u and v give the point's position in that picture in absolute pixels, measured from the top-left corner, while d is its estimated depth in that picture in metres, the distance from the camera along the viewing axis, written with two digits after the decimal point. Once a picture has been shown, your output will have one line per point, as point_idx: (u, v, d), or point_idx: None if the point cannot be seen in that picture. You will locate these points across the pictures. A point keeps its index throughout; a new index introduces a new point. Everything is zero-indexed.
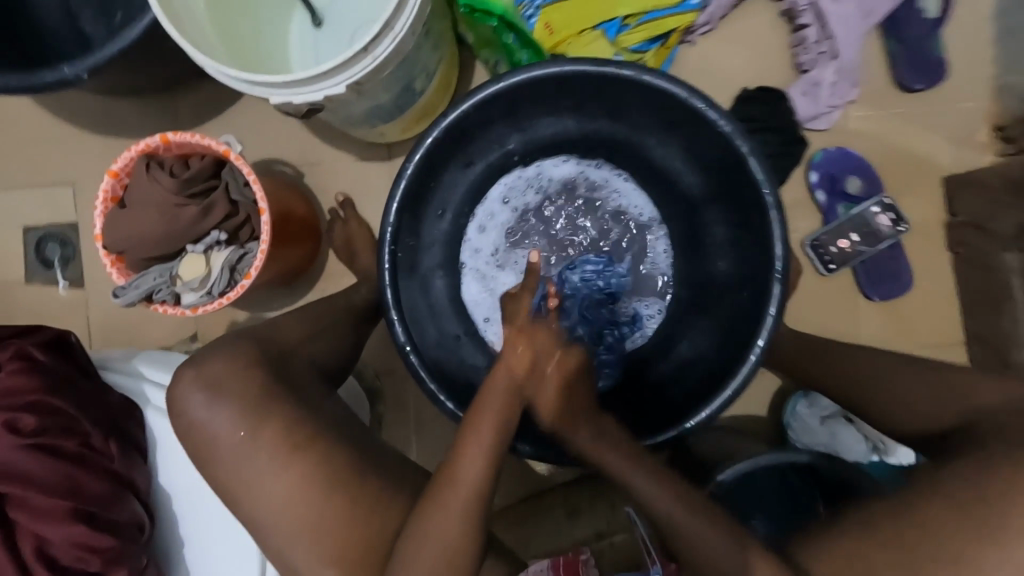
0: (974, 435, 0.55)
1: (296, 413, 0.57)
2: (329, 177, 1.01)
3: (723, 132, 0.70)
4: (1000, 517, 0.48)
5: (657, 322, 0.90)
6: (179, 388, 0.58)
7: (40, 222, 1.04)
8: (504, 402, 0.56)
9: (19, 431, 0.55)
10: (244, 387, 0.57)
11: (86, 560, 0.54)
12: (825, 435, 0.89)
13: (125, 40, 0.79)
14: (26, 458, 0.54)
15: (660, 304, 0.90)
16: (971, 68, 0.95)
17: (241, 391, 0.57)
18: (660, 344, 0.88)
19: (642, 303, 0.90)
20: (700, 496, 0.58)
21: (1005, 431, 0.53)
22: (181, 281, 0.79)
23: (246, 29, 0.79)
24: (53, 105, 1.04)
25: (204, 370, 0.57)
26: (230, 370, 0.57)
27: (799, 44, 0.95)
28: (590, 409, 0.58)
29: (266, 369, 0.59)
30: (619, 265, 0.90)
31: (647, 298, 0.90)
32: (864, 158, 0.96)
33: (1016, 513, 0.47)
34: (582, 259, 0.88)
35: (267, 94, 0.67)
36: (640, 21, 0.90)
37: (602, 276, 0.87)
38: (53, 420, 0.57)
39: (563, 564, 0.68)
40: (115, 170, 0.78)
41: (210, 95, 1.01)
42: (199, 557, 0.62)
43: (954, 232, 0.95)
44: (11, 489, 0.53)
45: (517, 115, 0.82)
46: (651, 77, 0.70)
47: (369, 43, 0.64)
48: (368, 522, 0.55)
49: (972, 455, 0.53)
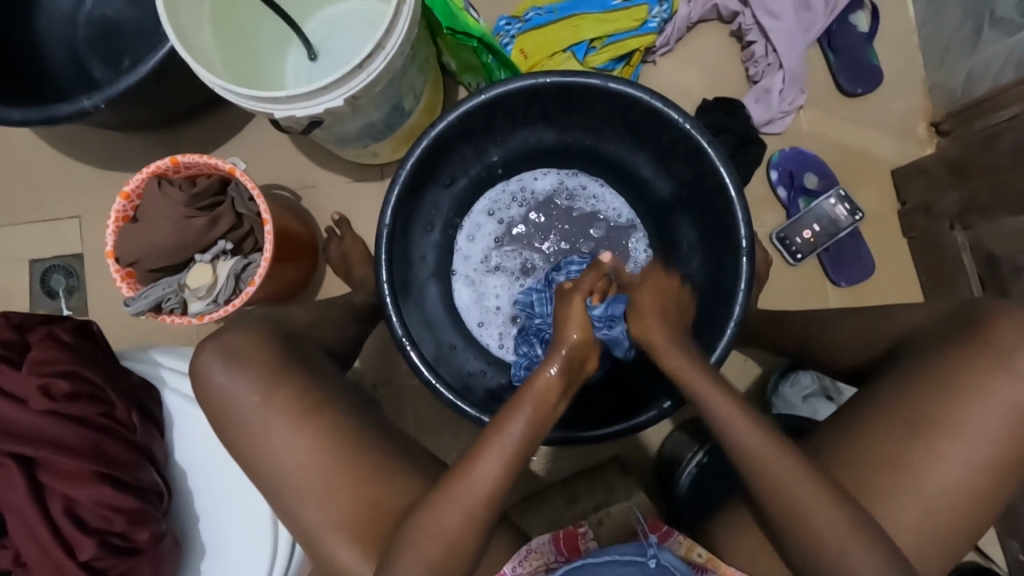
0: (914, 360, 0.62)
1: (306, 381, 0.61)
2: (325, 198, 1.07)
3: (684, 130, 0.78)
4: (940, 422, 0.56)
5: None
6: (202, 358, 0.61)
7: (44, 254, 1.08)
8: None
9: (50, 396, 0.59)
10: (259, 358, 0.61)
11: (110, 520, 0.58)
12: (807, 411, 0.93)
13: (138, 74, 0.87)
14: (56, 423, 0.58)
15: None
16: (901, 74, 1.07)
17: (255, 364, 0.60)
18: None
19: None
20: None
21: (952, 366, 0.59)
22: (188, 290, 0.84)
23: (249, 59, 0.87)
24: (62, 144, 1.10)
25: (223, 342, 0.61)
26: (246, 348, 0.61)
27: (748, 59, 1.05)
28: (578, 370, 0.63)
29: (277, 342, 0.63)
30: None
31: None
32: (817, 156, 1.05)
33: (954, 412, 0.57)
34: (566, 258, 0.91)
35: (273, 109, 0.74)
36: (605, 43, 1.00)
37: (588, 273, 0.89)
38: (81, 389, 0.61)
39: (563, 537, 0.65)
40: (127, 192, 0.83)
41: (212, 128, 1.09)
42: (214, 526, 0.67)
43: (906, 218, 1.04)
44: (41, 453, 0.57)
45: (499, 128, 0.88)
46: (616, 84, 0.78)
47: (364, 60, 0.73)
48: (380, 487, 0.58)
49: (926, 387, 0.58)
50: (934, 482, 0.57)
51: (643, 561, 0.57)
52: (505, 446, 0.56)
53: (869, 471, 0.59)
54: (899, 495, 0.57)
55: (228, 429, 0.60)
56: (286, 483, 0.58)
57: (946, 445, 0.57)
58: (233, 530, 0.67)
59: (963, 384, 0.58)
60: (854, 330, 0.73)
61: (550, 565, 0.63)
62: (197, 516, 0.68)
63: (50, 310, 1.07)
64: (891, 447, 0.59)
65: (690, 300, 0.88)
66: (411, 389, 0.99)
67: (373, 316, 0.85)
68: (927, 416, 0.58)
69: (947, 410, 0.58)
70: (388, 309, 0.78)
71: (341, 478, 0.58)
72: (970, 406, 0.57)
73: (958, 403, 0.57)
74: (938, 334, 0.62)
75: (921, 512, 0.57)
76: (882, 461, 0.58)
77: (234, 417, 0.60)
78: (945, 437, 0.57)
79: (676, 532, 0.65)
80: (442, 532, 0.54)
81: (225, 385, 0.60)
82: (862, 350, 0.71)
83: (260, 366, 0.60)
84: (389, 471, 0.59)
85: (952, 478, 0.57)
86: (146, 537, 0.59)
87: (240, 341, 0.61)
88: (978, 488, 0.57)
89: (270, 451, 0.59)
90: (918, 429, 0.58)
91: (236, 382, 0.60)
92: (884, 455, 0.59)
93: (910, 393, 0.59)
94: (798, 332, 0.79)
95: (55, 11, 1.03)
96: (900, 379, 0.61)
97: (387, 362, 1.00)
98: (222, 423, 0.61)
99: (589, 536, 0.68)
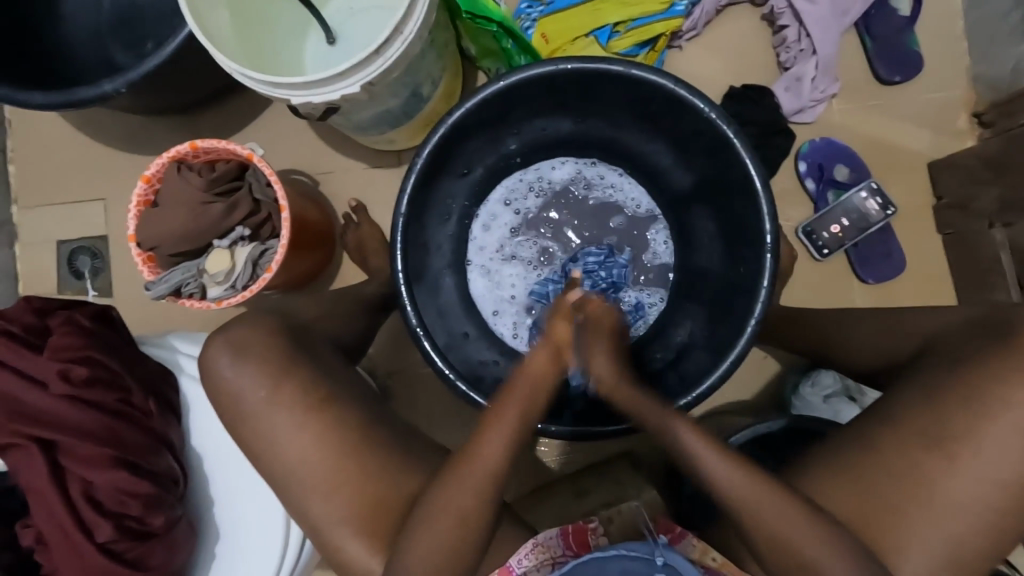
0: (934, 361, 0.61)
1: (312, 377, 0.61)
2: (342, 185, 1.07)
3: (708, 120, 0.75)
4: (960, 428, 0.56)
5: (659, 308, 0.93)
6: (209, 352, 0.62)
7: (71, 236, 1.10)
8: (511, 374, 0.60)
9: (69, 381, 0.60)
10: (266, 352, 0.61)
11: (127, 504, 0.59)
12: (828, 411, 0.90)
13: (158, 57, 0.87)
14: (74, 407, 0.59)
15: (660, 292, 0.94)
16: (943, 61, 1.02)
17: (262, 356, 0.61)
18: (662, 328, 0.91)
19: (643, 292, 0.94)
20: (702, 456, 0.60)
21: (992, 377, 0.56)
22: (206, 275, 0.85)
23: (267, 43, 0.86)
24: (87, 126, 1.11)
25: (231, 334, 0.61)
26: (254, 339, 0.62)
27: (779, 44, 1.01)
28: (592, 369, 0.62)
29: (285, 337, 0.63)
30: (620, 256, 0.93)
31: (648, 287, 0.94)
32: (849, 147, 1.01)
33: (986, 425, 0.55)
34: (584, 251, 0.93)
35: (289, 95, 0.74)
36: (629, 27, 0.97)
37: (604, 267, 0.92)
38: (99, 375, 0.62)
39: (572, 531, 0.65)
40: (148, 176, 0.83)
41: (232, 112, 1.09)
42: (228, 511, 0.69)
43: (941, 215, 0.99)
44: (62, 437, 0.59)
45: (517, 117, 0.86)
46: (639, 71, 0.76)
47: (380, 45, 0.71)
48: (389, 479, 0.59)
49: (950, 395, 0.57)
50: (960, 494, 0.55)
51: (650, 559, 0.57)
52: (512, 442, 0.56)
53: (887, 479, 0.57)
54: (920, 505, 0.55)
55: (239, 420, 0.61)
56: (297, 471, 0.59)
57: (976, 455, 0.55)
58: (247, 514, 0.68)
59: (995, 394, 0.55)
60: (880, 329, 0.71)
61: (557, 560, 0.63)
62: (211, 500, 0.69)
63: (76, 290, 1.10)
64: (913, 456, 0.57)
65: (709, 295, 0.86)
66: (424, 378, 0.99)
67: (386, 306, 0.84)
68: (953, 427, 0.56)
69: (977, 419, 0.55)
70: (402, 299, 0.78)
71: (351, 469, 0.59)
72: (1001, 417, 0.55)
73: (994, 411, 0.55)
74: (968, 338, 0.60)
75: (946, 524, 0.55)
76: (903, 469, 0.57)
77: (244, 407, 0.60)
78: (970, 450, 0.55)
79: (689, 534, 0.64)
80: (450, 525, 0.54)
81: (236, 377, 0.60)
82: (886, 354, 0.69)
83: (270, 358, 0.61)
84: (398, 464, 0.60)
85: (979, 491, 0.55)
86: (161, 522, 0.61)
87: (250, 333, 0.61)
88: (1008, 502, 0.55)
89: (280, 439, 0.59)
90: (944, 438, 0.56)
91: (243, 373, 0.60)
92: (906, 464, 0.57)
93: (938, 399, 0.57)
94: (818, 329, 0.77)
95: None
96: (925, 384, 0.59)
97: (401, 351, 1.00)
98: (230, 413, 0.61)
99: (598, 532, 0.67)
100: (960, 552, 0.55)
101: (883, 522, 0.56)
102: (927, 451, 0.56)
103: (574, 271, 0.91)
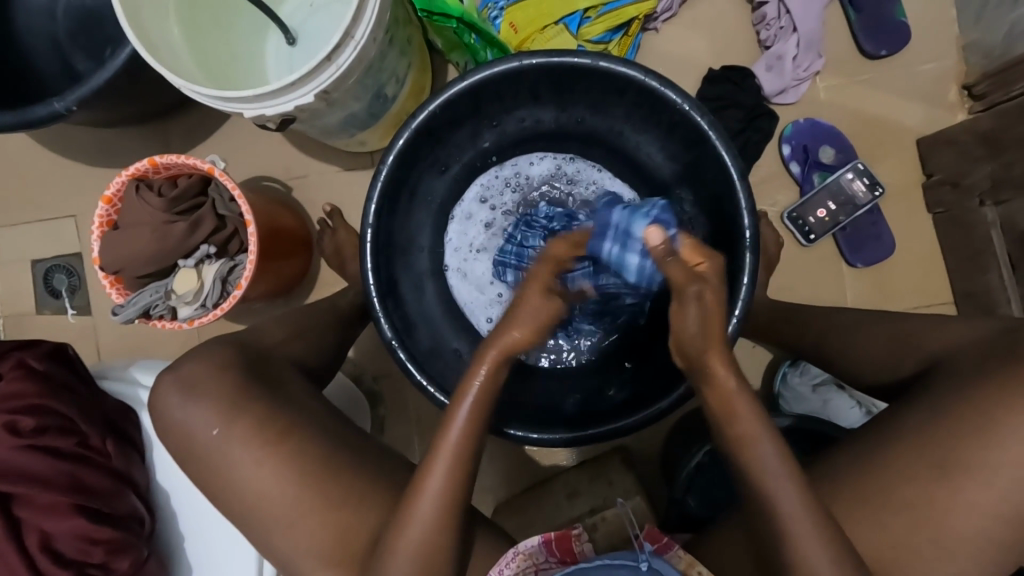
0: (936, 375, 0.59)
1: (270, 410, 0.60)
2: (316, 190, 1.04)
3: (683, 111, 0.72)
4: (939, 433, 0.55)
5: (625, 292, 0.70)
6: (159, 393, 0.61)
7: (46, 255, 1.08)
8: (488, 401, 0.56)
9: (18, 433, 0.60)
10: (218, 388, 0.60)
11: (89, 552, 0.59)
12: (818, 403, 0.90)
13: (108, 72, 0.83)
14: (28, 456, 0.59)
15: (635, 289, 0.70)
16: (932, 30, 0.98)
17: (216, 392, 0.60)
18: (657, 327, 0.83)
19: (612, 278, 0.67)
20: None
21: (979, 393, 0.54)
22: (175, 295, 0.83)
23: (219, 50, 0.82)
24: (55, 141, 1.08)
25: (180, 373, 0.61)
26: (205, 373, 0.61)
27: (760, 21, 0.96)
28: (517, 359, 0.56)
29: (241, 369, 0.62)
30: None
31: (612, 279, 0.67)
32: (835, 127, 0.97)
33: (961, 434, 0.54)
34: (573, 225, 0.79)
35: (242, 108, 0.70)
36: (600, 12, 0.93)
37: None
38: (50, 421, 0.62)
39: (556, 538, 0.61)
40: (108, 196, 0.81)
41: (200, 119, 1.06)
42: (196, 549, 0.69)
43: (931, 193, 0.96)
44: (16, 488, 0.58)
45: (489, 112, 0.83)
46: (608, 63, 0.72)
47: (332, 52, 0.68)
48: (361, 504, 0.58)
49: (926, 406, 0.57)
50: (947, 500, 0.53)
51: (635, 565, 0.52)
52: (454, 451, 0.55)
53: (875, 486, 0.56)
54: (907, 511, 0.54)
55: (201, 460, 0.60)
56: (265, 499, 0.58)
57: (961, 450, 0.54)
58: (218, 546, 0.69)
59: (977, 389, 0.55)
60: (873, 332, 0.69)
61: (540, 567, 0.59)
62: (181, 536, 0.69)
63: (55, 310, 1.07)
64: (889, 459, 0.56)
65: None
66: (408, 385, 0.98)
67: (361, 318, 0.82)
68: (939, 432, 0.55)
69: (958, 417, 0.55)
70: (376, 312, 0.75)
71: (316, 496, 0.58)
72: (977, 420, 0.54)
73: (981, 410, 0.54)
74: (979, 357, 0.58)
75: (930, 526, 0.54)
76: (883, 473, 0.56)
77: (200, 447, 0.59)
78: (959, 458, 0.54)
79: (676, 545, 0.59)
80: (421, 548, 0.54)
81: (187, 416, 0.60)
82: (884, 359, 0.66)
83: (227, 392, 0.59)
84: (371, 488, 0.59)
85: (963, 495, 0.53)
86: (126, 565, 0.61)
87: (198, 370, 0.61)
88: (994, 505, 0.53)
89: (241, 467, 0.58)
90: (920, 438, 0.56)
91: (197, 410, 0.59)
92: (889, 468, 0.56)
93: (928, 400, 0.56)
94: (815, 331, 0.75)
95: (31, 2, 0.99)
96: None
97: (384, 356, 0.98)
98: (186, 454, 0.60)
99: (583, 538, 0.63)
100: (950, 556, 0.53)
101: (862, 523, 0.55)
102: (908, 463, 0.55)
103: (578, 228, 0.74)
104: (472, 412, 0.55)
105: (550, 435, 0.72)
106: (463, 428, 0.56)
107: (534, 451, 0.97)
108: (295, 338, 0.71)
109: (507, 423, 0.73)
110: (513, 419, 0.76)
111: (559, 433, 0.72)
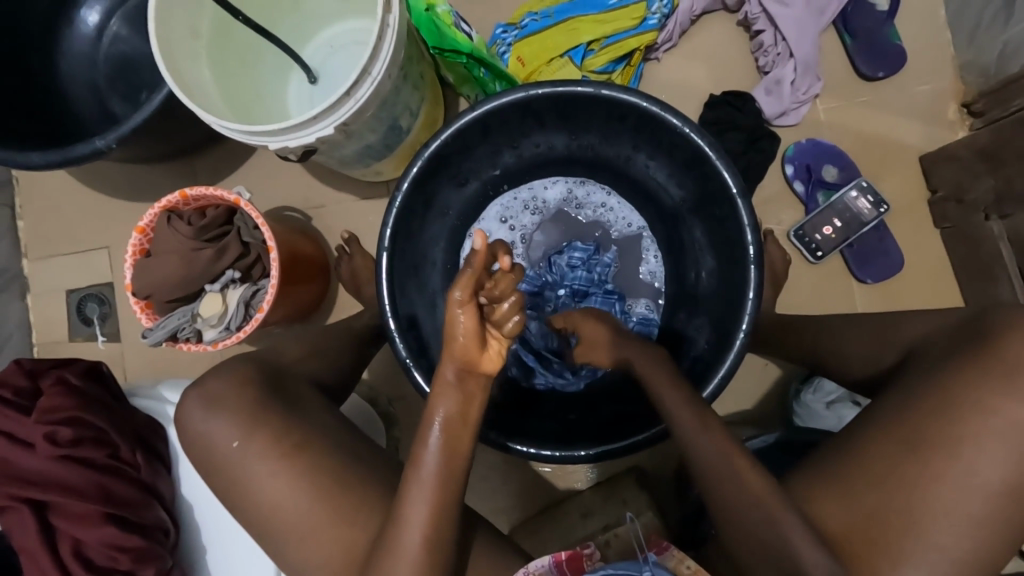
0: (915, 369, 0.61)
1: (287, 424, 0.62)
2: (335, 219, 1.09)
3: (684, 135, 0.75)
4: (953, 441, 0.54)
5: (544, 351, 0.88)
6: (184, 407, 0.64)
7: (80, 285, 1.13)
8: (448, 396, 0.56)
9: (56, 443, 0.64)
10: (240, 402, 0.62)
11: (117, 559, 0.62)
12: (832, 418, 0.88)
13: (144, 113, 0.89)
14: (64, 466, 0.63)
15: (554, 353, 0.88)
16: (927, 52, 1.00)
17: (237, 406, 0.62)
18: (677, 343, 0.87)
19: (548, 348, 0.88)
20: (706, 476, 0.59)
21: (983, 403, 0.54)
22: (200, 318, 0.87)
23: (246, 90, 0.88)
24: (90, 177, 1.15)
25: (206, 388, 0.63)
26: (227, 390, 0.63)
27: (757, 49, 1.00)
28: (477, 367, 0.56)
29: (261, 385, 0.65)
30: (605, 254, 0.94)
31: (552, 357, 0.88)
32: (837, 147, 0.99)
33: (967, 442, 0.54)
34: (570, 246, 0.93)
35: (267, 141, 0.75)
36: (603, 44, 0.98)
37: (588, 264, 0.93)
38: (85, 433, 0.65)
39: (566, 560, 0.60)
40: (141, 227, 0.86)
41: (226, 155, 1.12)
42: (219, 560, 0.72)
43: (937, 208, 0.97)
44: (52, 497, 0.61)
45: (501, 139, 0.86)
46: (610, 91, 0.75)
47: (350, 87, 0.73)
48: (372, 513, 0.60)
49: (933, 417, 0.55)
50: (957, 505, 0.53)
51: None
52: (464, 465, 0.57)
53: (891, 493, 0.55)
54: (917, 520, 0.54)
55: (222, 471, 0.62)
56: (282, 512, 0.60)
57: (969, 461, 0.53)
58: (240, 558, 0.71)
59: (980, 399, 0.54)
60: (865, 337, 0.69)
61: None
62: (203, 547, 0.72)
63: (86, 337, 1.12)
64: (899, 468, 0.55)
65: (701, 311, 0.85)
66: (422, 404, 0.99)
67: (376, 338, 0.86)
68: (950, 439, 0.54)
69: (968, 422, 0.54)
70: (391, 331, 0.77)
71: (331, 509, 0.59)
72: (982, 422, 0.54)
73: (991, 416, 0.54)
74: (947, 345, 0.59)
75: (943, 536, 0.53)
76: (894, 480, 0.55)
77: (221, 458, 0.62)
78: (968, 464, 0.53)
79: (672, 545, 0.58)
80: (426, 557, 0.54)
81: (210, 428, 0.62)
82: (872, 361, 0.67)
83: (245, 406, 0.62)
84: (382, 498, 0.61)
85: (971, 498, 0.53)
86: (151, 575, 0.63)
87: (222, 385, 0.63)
88: (996, 512, 0.53)
89: (260, 478, 0.60)
90: (933, 442, 0.55)
91: (219, 423, 0.62)
92: (903, 479, 0.55)
93: (923, 396, 0.57)
94: (812, 343, 0.76)
95: (75, 51, 1.07)
96: (911, 389, 0.58)
97: (398, 378, 1.00)
98: (208, 466, 0.63)
99: (596, 557, 0.61)
100: (962, 564, 0.53)
101: (875, 533, 0.55)
102: (918, 471, 0.55)
103: (559, 264, 0.93)
104: (445, 423, 0.56)
105: (560, 453, 0.73)
106: (457, 454, 0.56)
107: (551, 474, 0.98)
108: (311, 357, 0.74)
109: (514, 439, 0.75)
110: (523, 437, 0.77)
111: (584, 451, 0.73)
